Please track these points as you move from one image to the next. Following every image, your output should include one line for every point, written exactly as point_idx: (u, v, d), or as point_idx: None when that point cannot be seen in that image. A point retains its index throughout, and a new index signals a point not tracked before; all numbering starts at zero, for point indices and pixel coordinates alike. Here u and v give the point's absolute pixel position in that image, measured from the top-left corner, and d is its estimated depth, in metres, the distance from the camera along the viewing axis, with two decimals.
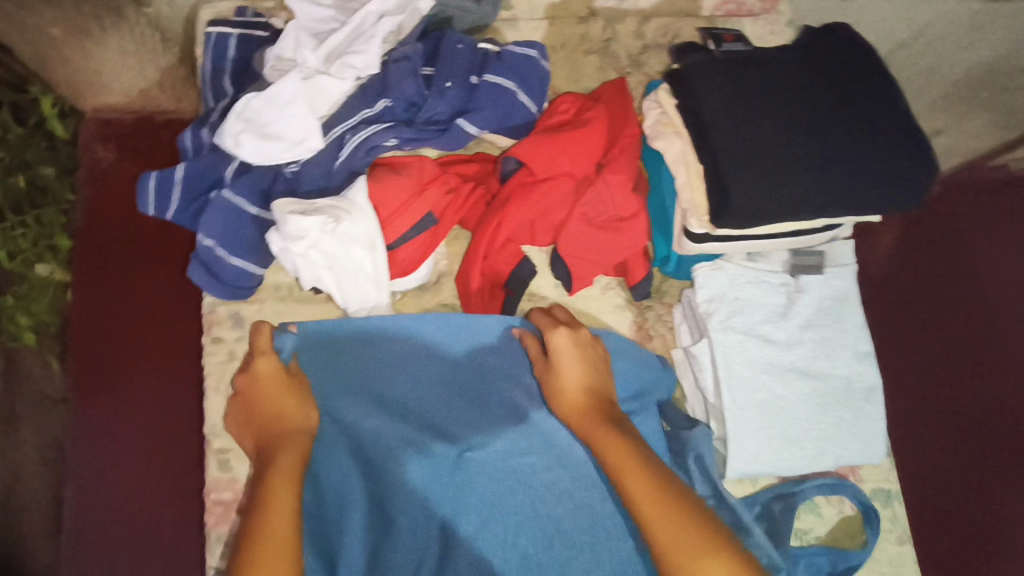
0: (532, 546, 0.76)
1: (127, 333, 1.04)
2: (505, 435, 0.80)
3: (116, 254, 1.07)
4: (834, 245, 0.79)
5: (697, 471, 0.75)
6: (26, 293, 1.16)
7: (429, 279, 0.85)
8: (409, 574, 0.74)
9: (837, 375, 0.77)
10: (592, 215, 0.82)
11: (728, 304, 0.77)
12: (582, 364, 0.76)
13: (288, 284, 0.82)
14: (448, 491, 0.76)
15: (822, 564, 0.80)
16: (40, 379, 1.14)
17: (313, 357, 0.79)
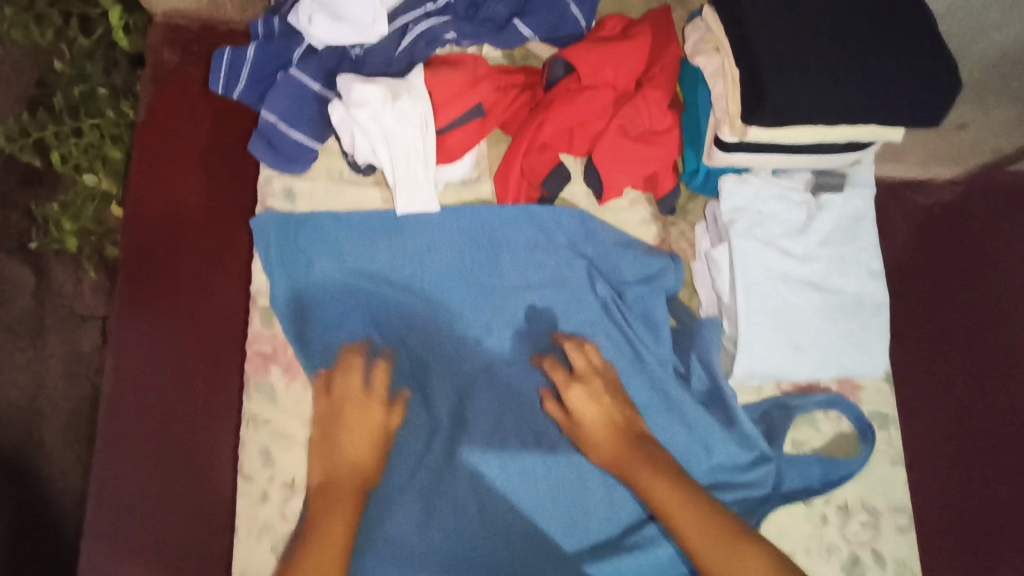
0: (535, 429, 0.83)
1: (170, 227, 1.02)
2: (518, 329, 0.86)
3: (172, 161, 1.05)
4: (857, 168, 0.84)
5: (697, 364, 0.84)
6: (73, 199, 1.15)
7: (470, 176, 0.90)
8: (424, 436, 0.83)
9: (848, 291, 0.82)
10: (628, 128, 0.87)
11: (750, 215, 0.82)
12: (603, 409, 0.78)
13: (340, 168, 0.88)
14: (462, 369, 0.84)
15: (815, 472, 0.86)
16: (70, 294, 1.16)
17: (348, 241, 0.85)
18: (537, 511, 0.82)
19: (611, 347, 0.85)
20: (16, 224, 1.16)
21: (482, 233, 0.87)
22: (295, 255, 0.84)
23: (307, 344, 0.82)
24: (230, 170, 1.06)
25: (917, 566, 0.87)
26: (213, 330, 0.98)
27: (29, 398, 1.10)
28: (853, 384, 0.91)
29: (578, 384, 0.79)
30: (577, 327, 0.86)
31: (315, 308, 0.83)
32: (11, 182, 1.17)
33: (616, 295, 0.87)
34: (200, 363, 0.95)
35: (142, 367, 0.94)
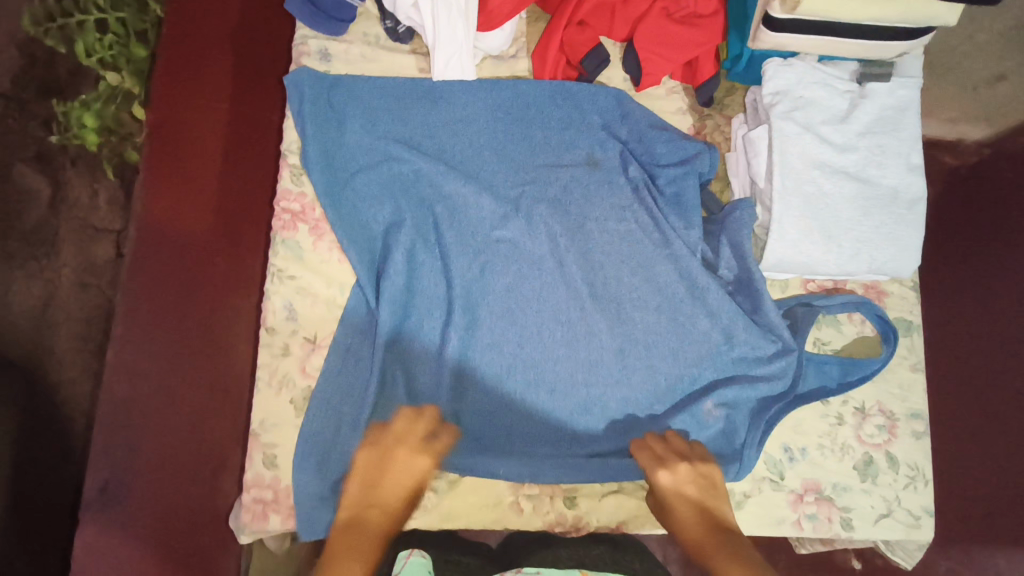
0: (559, 309, 0.81)
1: (197, 103, 1.06)
2: (550, 207, 0.84)
3: (203, 39, 1.08)
4: (905, 59, 0.82)
5: (728, 247, 0.83)
6: (93, 98, 1.09)
7: (508, 51, 0.89)
8: (442, 305, 0.81)
9: (884, 184, 0.81)
10: (672, 10, 0.85)
11: (792, 99, 0.80)
12: (696, 499, 0.71)
13: (376, 34, 0.87)
14: (491, 242, 0.82)
15: (831, 372, 0.85)
16: (85, 208, 1.12)
17: (382, 106, 0.84)
18: (555, 390, 0.80)
19: (642, 230, 0.84)
20: (33, 132, 1.12)
21: (518, 107, 0.86)
22: (325, 116, 0.83)
23: (331, 206, 0.82)
24: (258, 56, 1.10)
25: (928, 471, 0.85)
26: (239, 208, 1.06)
27: (40, 305, 1.07)
28: (879, 290, 0.89)
29: (666, 470, 0.74)
30: (610, 210, 0.84)
31: (344, 171, 0.83)
32: (30, 90, 1.12)
33: (650, 180, 0.86)
34: (219, 232, 1.04)
35: (164, 232, 1.03)
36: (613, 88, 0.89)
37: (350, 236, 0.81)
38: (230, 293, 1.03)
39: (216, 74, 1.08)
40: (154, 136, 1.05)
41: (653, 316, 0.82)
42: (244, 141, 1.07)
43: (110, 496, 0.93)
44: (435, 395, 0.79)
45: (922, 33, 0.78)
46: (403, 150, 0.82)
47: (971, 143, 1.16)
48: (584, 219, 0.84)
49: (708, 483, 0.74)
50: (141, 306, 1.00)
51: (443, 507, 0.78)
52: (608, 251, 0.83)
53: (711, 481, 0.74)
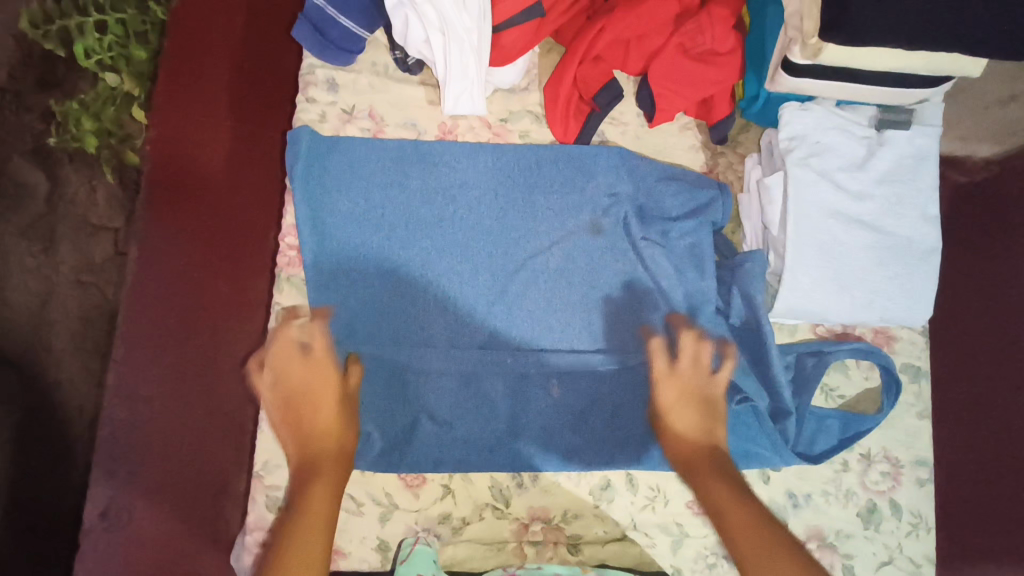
0: (559, 363, 0.82)
1: (198, 126, 1.05)
2: (554, 262, 0.83)
3: (200, 68, 1.06)
4: (924, 107, 0.81)
5: (739, 299, 0.82)
6: (90, 99, 1.01)
7: (520, 84, 0.87)
8: (448, 345, 0.81)
9: (899, 234, 0.79)
10: (689, 47, 0.82)
11: (808, 145, 0.79)
12: (694, 414, 0.73)
13: (385, 63, 0.85)
14: (494, 297, 0.82)
15: (833, 426, 0.84)
16: (82, 207, 1.04)
17: (382, 156, 0.82)
18: (556, 444, 0.80)
19: (640, 291, 0.84)
20: (31, 126, 1.03)
21: (524, 161, 0.85)
22: (320, 167, 0.81)
23: (324, 262, 0.80)
24: (263, 80, 1.06)
25: (931, 519, 0.85)
26: (243, 231, 1.03)
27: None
28: (888, 334, 0.88)
29: (671, 381, 0.75)
30: (612, 267, 0.84)
31: (340, 224, 0.81)
32: (25, 80, 1.04)
33: (662, 233, 0.84)
34: (222, 256, 1.02)
35: (166, 262, 1.02)
36: (616, 146, 0.86)
37: (350, 285, 0.80)
38: (232, 316, 1.01)
39: (217, 93, 1.06)
40: (156, 167, 1.04)
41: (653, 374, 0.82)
42: (246, 163, 1.05)
43: (111, 520, 0.95)
44: (436, 447, 0.79)
45: (942, 82, 0.77)
46: (410, 190, 0.82)
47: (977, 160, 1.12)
48: (589, 276, 0.84)
49: (713, 410, 0.74)
50: (144, 337, 0.99)
51: (445, 554, 0.77)
52: (609, 307, 0.83)
53: (713, 406, 0.74)
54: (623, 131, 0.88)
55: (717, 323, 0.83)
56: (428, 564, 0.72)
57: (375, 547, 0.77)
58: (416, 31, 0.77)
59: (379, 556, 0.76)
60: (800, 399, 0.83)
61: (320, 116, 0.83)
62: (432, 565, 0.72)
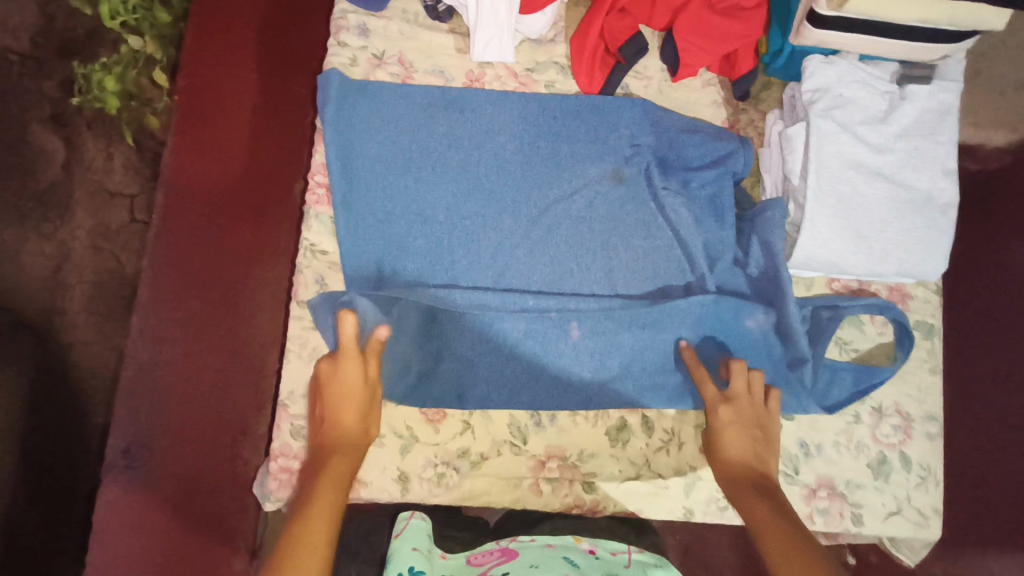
0: (581, 309, 0.81)
1: (227, 77, 1.06)
2: (576, 209, 0.84)
3: (235, 13, 1.07)
4: (946, 63, 0.82)
5: (757, 246, 0.84)
6: (115, 61, 1.09)
7: (547, 35, 0.88)
8: (470, 289, 0.81)
9: (918, 187, 0.81)
10: (714, 1, 0.84)
11: (831, 97, 0.80)
12: (746, 440, 0.75)
13: (415, 10, 0.86)
14: (516, 240, 0.83)
15: (845, 379, 0.85)
16: (100, 171, 1.13)
17: (412, 99, 0.83)
18: (573, 384, 0.81)
19: (662, 240, 0.85)
20: (50, 94, 1.13)
21: (549, 107, 0.86)
22: (349, 104, 0.82)
23: (349, 203, 0.81)
24: (295, 32, 1.09)
25: (940, 473, 0.87)
26: (266, 181, 1.05)
27: (53, 268, 1.09)
28: (903, 291, 0.89)
29: (725, 405, 0.76)
30: (634, 217, 0.85)
31: (368, 162, 0.82)
32: (47, 49, 1.13)
33: (683, 184, 0.86)
34: (247, 203, 1.04)
35: (193, 202, 1.02)
36: (640, 98, 0.87)
37: (375, 228, 0.81)
38: (254, 263, 1.04)
39: (248, 44, 1.07)
40: (187, 103, 1.04)
41: (670, 324, 0.82)
42: (271, 113, 1.07)
43: (133, 457, 0.94)
44: (455, 381, 0.80)
45: (965, 38, 0.78)
46: (437, 136, 0.83)
47: (991, 149, 1.07)
48: (610, 226, 0.84)
49: (760, 429, 0.76)
50: (168, 274, 1.00)
51: (464, 487, 0.80)
52: (629, 256, 0.84)
53: (765, 430, 0.76)
54: (647, 85, 0.89)
55: (735, 272, 0.85)
56: (424, 539, 0.67)
57: (395, 478, 0.79)
58: None
59: (399, 487, 0.79)
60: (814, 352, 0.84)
61: (351, 60, 0.84)
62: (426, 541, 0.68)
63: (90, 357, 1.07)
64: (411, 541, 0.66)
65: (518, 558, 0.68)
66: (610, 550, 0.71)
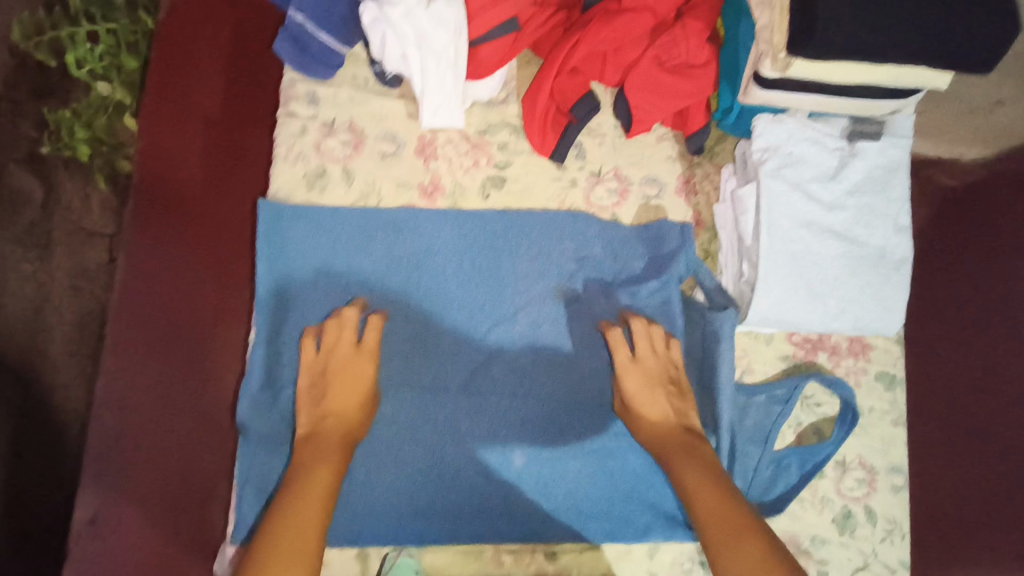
0: (526, 434, 0.81)
1: (182, 144, 1.04)
2: (520, 328, 0.83)
3: (188, 98, 1.05)
4: (896, 118, 0.82)
5: (702, 338, 0.83)
6: (86, 107, 1.07)
7: (498, 95, 0.88)
8: (410, 422, 0.80)
9: (872, 243, 0.80)
10: (664, 59, 0.84)
11: (781, 156, 0.80)
12: (659, 400, 0.78)
13: (365, 76, 0.86)
14: (458, 363, 0.82)
15: (790, 464, 0.84)
16: (77, 212, 1.12)
17: (346, 225, 0.82)
18: (520, 510, 0.80)
19: (608, 357, 0.84)
20: (25, 134, 1.10)
21: (489, 223, 0.85)
22: (279, 230, 0.81)
23: (279, 339, 0.79)
24: (247, 122, 1.07)
25: (906, 525, 0.86)
26: (226, 248, 1.05)
27: (33, 308, 1.07)
28: (863, 343, 0.89)
29: (634, 371, 0.79)
30: (579, 332, 0.84)
31: (303, 291, 0.80)
32: (23, 90, 1.10)
33: (631, 296, 0.85)
34: (206, 270, 1.03)
35: (141, 301, 1.00)
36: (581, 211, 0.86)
37: None
38: (218, 323, 1.03)
39: (205, 108, 1.06)
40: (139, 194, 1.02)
41: (614, 446, 0.83)
42: (228, 179, 1.06)
43: (98, 529, 0.91)
44: (393, 519, 0.78)
45: (913, 93, 0.78)
46: (375, 262, 0.82)
47: None
48: (556, 345, 0.83)
49: (670, 387, 0.79)
50: (125, 361, 0.98)
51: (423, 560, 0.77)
52: (575, 374, 0.83)
53: (675, 382, 0.79)
54: (602, 143, 0.89)
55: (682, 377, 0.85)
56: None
57: (354, 557, 0.78)
58: (393, 47, 0.77)
59: (359, 566, 0.78)
60: (750, 457, 0.85)
61: (302, 130, 0.84)
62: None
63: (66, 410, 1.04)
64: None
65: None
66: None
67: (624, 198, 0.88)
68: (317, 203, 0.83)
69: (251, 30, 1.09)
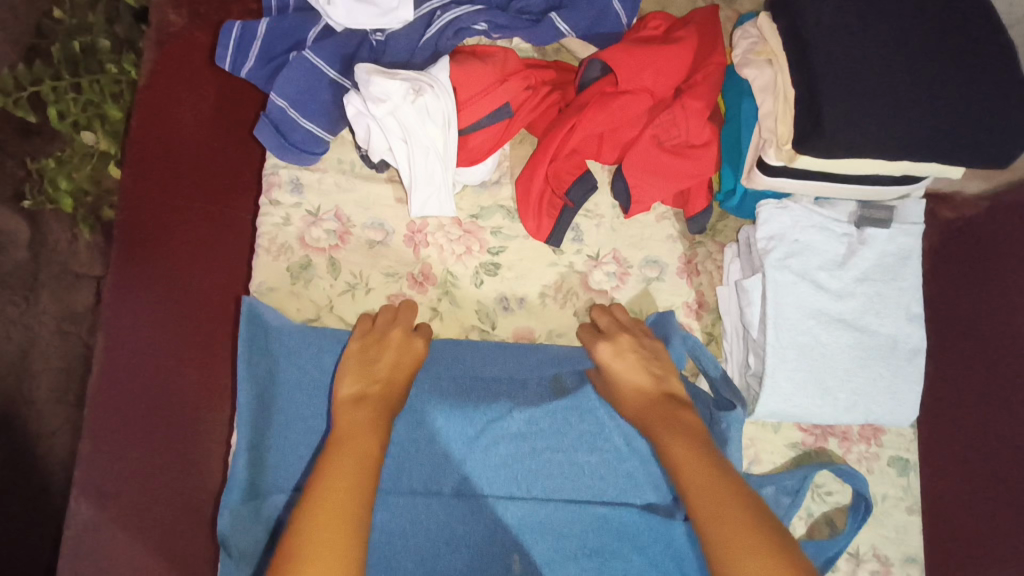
0: (529, 534, 0.77)
1: (164, 214, 1.02)
2: (515, 424, 0.79)
3: (171, 170, 1.03)
4: (905, 203, 0.79)
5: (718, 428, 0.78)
6: (65, 155, 0.99)
7: (491, 177, 0.84)
8: (404, 530, 0.75)
9: (882, 333, 0.77)
10: (663, 138, 0.80)
11: (787, 244, 0.76)
12: (637, 367, 0.75)
13: (351, 160, 0.83)
14: (450, 465, 0.78)
15: None
16: (68, 253, 0.98)
17: (333, 323, 0.79)
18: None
19: (604, 454, 0.80)
20: (12, 173, 0.94)
21: (484, 313, 0.82)
22: (264, 329, 0.77)
23: (263, 444, 0.75)
24: (229, 193, 1.05)
25: None
26: (208, 323, 1.00)
27: (17, 353, 0.92)
28: (874, 426, 0.86)
29: (606, 342, 0.78)
30: (578, 427, 0.80)
31: (289, 392, 0.76)
32: (4, 129, 0.95)
33: None
34: (186, 348, 0.98)
35: (120, 383, 0.95)
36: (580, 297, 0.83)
37: (296, 466, 0.74)
38: (199, 408, 0.97)
39: (186, 177, 1.04)
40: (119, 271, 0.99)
41: (623, 548, 0.77)
42: (208, 252, 1.03)
43: None
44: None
45: (922, 179, 0.75)
46: None
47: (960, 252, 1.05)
48: (553, 440, 0.80)
49: (647, 353, 0.77)
50: (104, 445, 0.93)
51: None
52: (574, 470, 0.80)
53: (651, 350, 0.77)
54: (600, 224, 0.85)
55: None
56: None
57: None
58: (380, 139, 0.74)
59: None
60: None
61: (285, 218, 0.80)
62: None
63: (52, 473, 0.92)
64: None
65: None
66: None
67: (624, 281, 0.85)
68: (303, 296, 0.79)
69: (236, 97, 1.06)
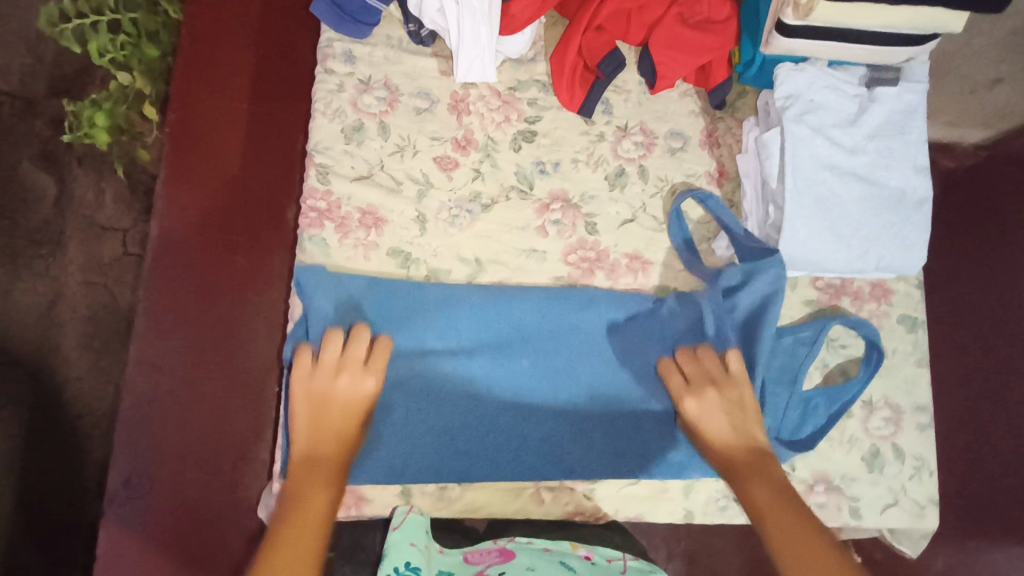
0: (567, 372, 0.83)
1: (212, 104, 1.04)
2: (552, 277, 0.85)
3: (221, 62, 1.06)
4: (911, 65, 0.86)
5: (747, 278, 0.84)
6: (104, 97, 1.05)
7: (528, 55, 0.91)
8: (452, 364, 0.81)
9: (891, 184, 0.84)
10: (687, 16, 0.88)
11: (803, 102, 0.83)
12: (727, 420, 0.75)
13: (399, 36, 0.89)
14: (493, 312, 0.82)
15: (819, 406, 0.86)
16: (91, 206, 1.17)
17: (383, 181, 0.85)
18: (559, 454, 0.81)
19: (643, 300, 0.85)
20: (40, 132, 1.17)
21: (522, 178, 0.88)
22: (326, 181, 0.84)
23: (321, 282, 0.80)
24: (276, 87, 1.07)
25: (933, 462, 0.89)
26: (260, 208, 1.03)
27: (46, 304, 1.12)
28: (885, 288, 0.92)
29: (693, 397, 0.76)
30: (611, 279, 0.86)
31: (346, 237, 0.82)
32: (40, 87, 1.18)
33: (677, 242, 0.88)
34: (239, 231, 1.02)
35: (174, 263, 0.98)
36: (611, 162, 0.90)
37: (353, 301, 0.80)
38: (250, 291, 1.00)
39: (232, 71, 1.06)
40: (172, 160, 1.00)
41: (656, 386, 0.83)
42: (261, 140, 1.05)
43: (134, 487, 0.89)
44: (433, 456, 0.78)
45: (928, 40, 0.81)
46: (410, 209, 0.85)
47: (966, 146, 1.11)
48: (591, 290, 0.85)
49: (739, 407, 0.76)
50: (161, 324, 0.96)
51: (466, 498, 0.82)
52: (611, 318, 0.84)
53: (740, 402, 0.76)
54: (629, 99, 0.92)
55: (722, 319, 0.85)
56: (420, 533, 0.70)
57: (398, 494, 0.81)
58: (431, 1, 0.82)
59: (402, 501, 0.81)
60: (780, 397, 0.85)
61: (338, 86, 0.86)
62: (422, 536, 0.71)
63: (84, 396, 1.09)
64: (409, 535, 0.70)
65: (515, 559, 0.68)
66: (606, 556, 0.72)
67: (650, 150, 0.91)
68: (356, 155, 0.85)
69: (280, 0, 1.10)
